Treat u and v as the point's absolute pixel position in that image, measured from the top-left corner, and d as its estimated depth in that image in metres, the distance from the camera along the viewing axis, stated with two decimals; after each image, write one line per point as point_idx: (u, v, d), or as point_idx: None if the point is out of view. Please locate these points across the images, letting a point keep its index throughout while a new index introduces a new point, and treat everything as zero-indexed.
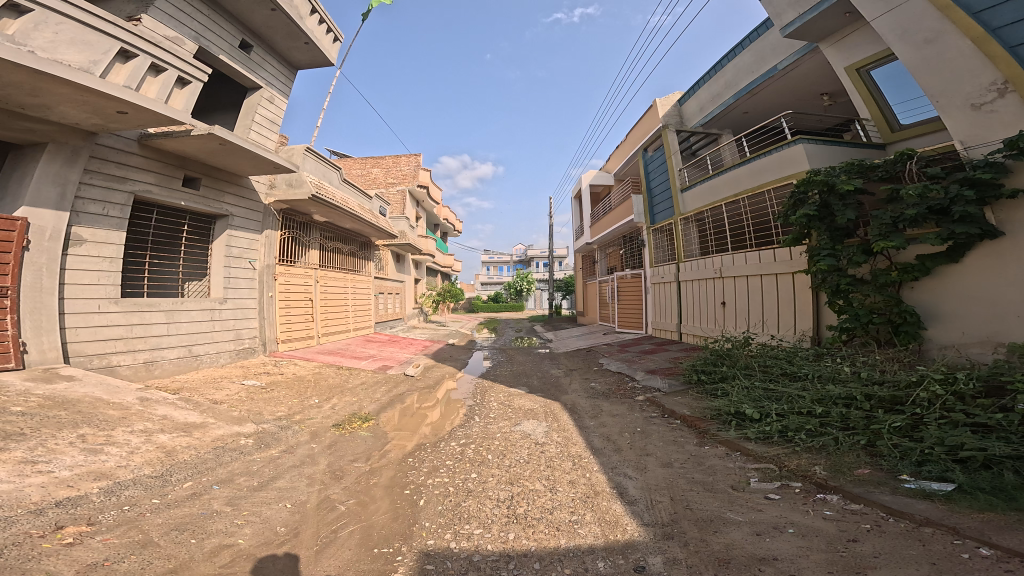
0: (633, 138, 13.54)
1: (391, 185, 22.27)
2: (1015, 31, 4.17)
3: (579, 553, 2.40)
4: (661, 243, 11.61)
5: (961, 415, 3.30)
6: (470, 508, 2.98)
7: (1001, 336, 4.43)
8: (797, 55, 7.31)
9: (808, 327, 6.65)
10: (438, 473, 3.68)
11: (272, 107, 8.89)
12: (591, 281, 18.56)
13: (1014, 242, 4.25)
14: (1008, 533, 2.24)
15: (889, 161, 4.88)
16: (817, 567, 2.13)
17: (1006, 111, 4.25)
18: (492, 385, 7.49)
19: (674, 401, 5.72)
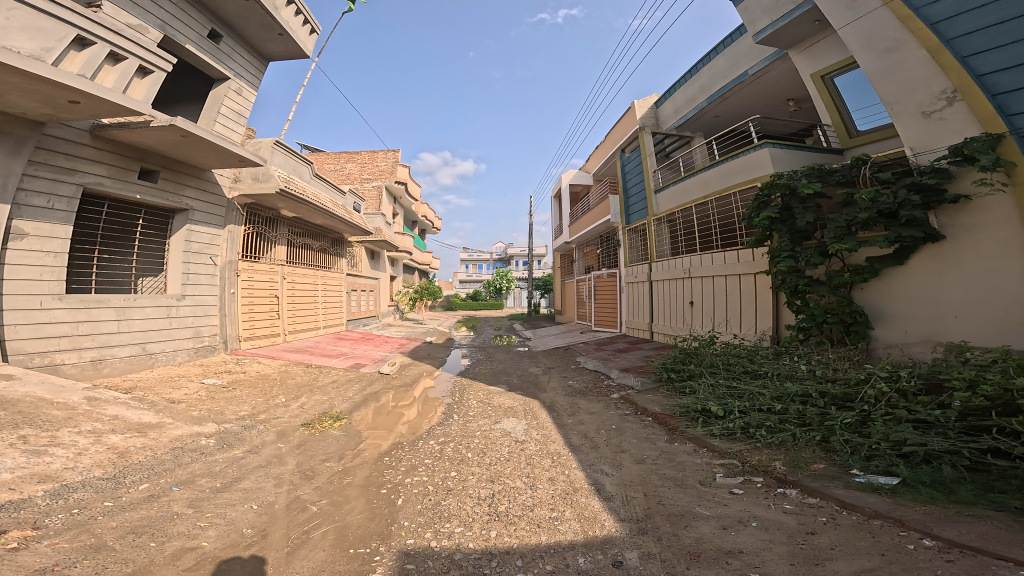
0: (611, 139, 13.79)
1: (367, 181, 21.85)
2: (966, 43, 4.45)
3: (560, 549, 2.44)
4: (635, 244, 11.85)
5: (904, 411, 3.53)
6: (450, 506, 2.98)
7: (940, 336, 4.75)
8: (766, 61, 7.63)
9: (769, 326, 6.96)
10: (415, 472, 3.64)
11: (239, 98, 8.53)
12: (569, 281, 18.78)
13: (953, 246, 4.58)
14: (948, 525, 2.42)
15: (845, 166, 5.16)
16: (780, 560, 2.24)
17: (954, 119, 4.53)
18: (470, 383, 7.48)
19: (645, 399, 5.88)
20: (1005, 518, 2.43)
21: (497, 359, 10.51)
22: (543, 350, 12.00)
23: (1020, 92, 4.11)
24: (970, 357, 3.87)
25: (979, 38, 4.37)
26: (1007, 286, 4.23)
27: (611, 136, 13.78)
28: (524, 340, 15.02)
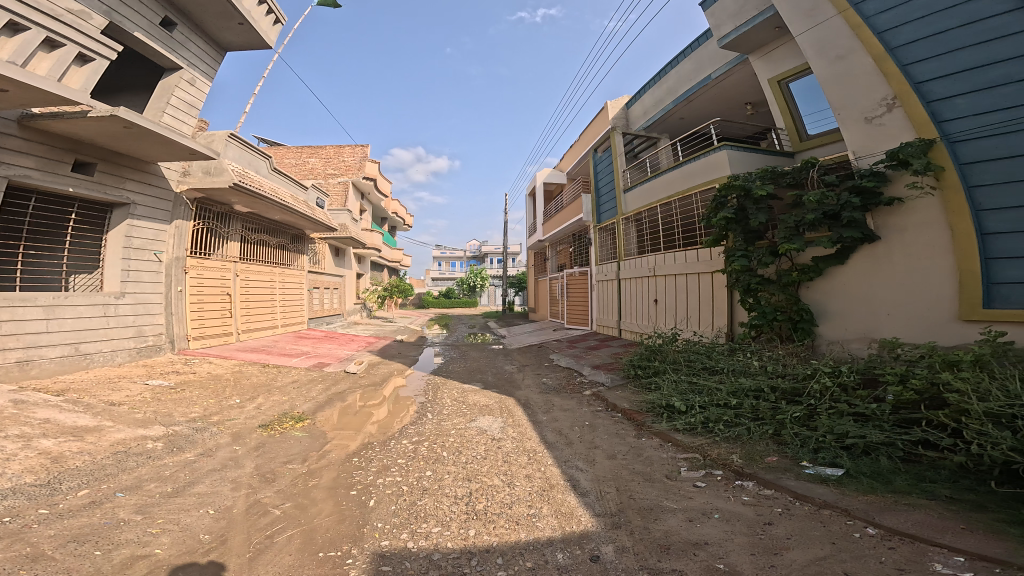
0: (585, 139, 13.99)
1: (331, 176, 21.23)
2: (908, 51, 4.73)
3: (539, 546, 2.47)
4: (605, 243, 12.08)
5: (846, 405, 3.78)
6: (426, 506, 2.96)
7: (875, 333, 5.09)
8: (730, 65, 7.94)
9: (724, 324, 7.27)
10: (387, 472, 3.59)
11: (193, 90, 8.00)
12: (543, 279, 18.91)
13: (886, 246, 4.95)
14: (887, 513, 2.63)
15: (795, 169, 5.50)
16: (741, 550, 2.38)
17: (893, 125, 4.83)
18: (444, 381, 7.42)
19: (616, 395, 6.03)
20: (936, 506, 2.66)
21: (472, 357, 10.47)
22: (517, 347, 12.06)
23: (951, 100, 4.45)
24: (900, 352, 4.20)
25: (919, 47, 4.65)
26: (933, 284, 4.59)
27: (584, 136, 13.99)
28: (498, 337, 15.02)
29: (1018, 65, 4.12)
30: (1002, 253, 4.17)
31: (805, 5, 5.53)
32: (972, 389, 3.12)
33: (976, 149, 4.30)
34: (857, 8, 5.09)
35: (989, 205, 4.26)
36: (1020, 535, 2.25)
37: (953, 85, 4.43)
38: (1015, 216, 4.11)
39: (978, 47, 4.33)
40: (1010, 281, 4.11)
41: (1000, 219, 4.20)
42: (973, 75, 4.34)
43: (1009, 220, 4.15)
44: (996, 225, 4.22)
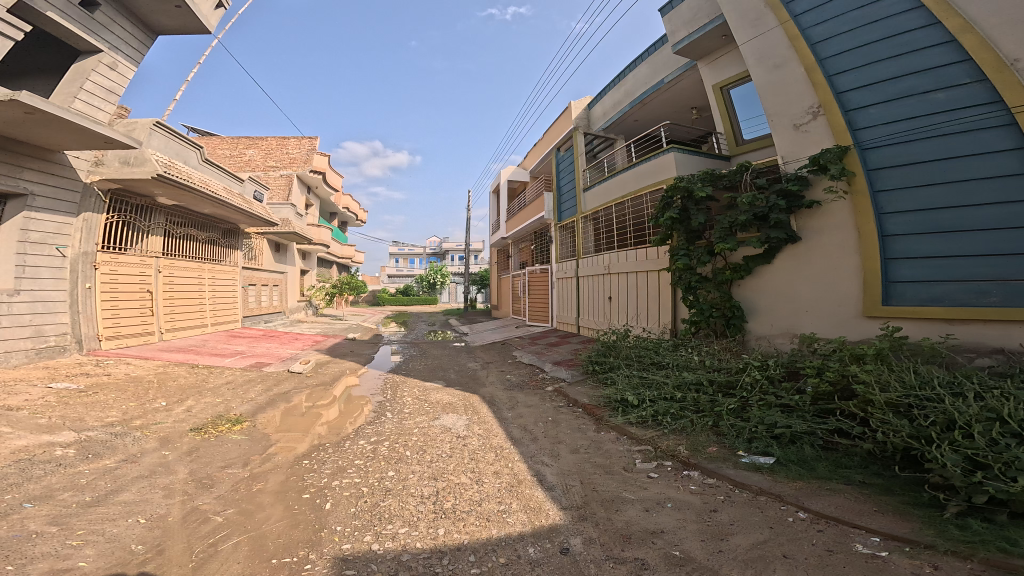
0: (548, 138, 14.18)
1: (272, 169, 20.08)
2: (834, 62, 5.15)
3: (511, 541, 2.50)
4: (565, 241, 12.30)
5: (774, 397, 4.11)
6: (391, 507, 2.89)
7: (796, 328, 5.48)
8: (678, 72, 8.36)
9: (669, 320, 7.63)
10: (343, 474, 3.47)
11: (112, 75, 7.21)
12: (505, 276, 18.96)
13: (806, 246, 5.37)
14: (813, 497, 2.90)
15: (731, 172, 5.88)
16: (692, 536, 2.53)
17: (817, 131, 5.21)
18: (404, 380, 7.27)
19: (576, 391, 6.18)
20: (852, 490, 2.97)
21: (433, 354, 10.33)
22: (480, 345, 12.03)
23: (865, 109, 4.88)
24: (818, 347, 4.62)
25: (844, 60, 5.08)
26: (843, 283, 5.03)
27: (548, 135, 14.17)
28: (460, 335, 14.91)
29: (919, 79, 4.58)
30: (900, 254, 4.63)
31: (750, 13, 5.84)
32: (875, 380, 3.52)
33: (882, 156, 4.74)
34: (795, 21, 5.47)
35: (890, 208, 4.69)
36: (922, 514, 2.56)
37: (868, 96, 4.87)
38: (912, 220, 4.57)
39: (890, 61, 4.77)
40: (905, 280, 4.58)
41: (899, 221, 4.64)
42: (884, 87, 4.77)
43: (906, 223, 4.60)
44: (896, 227, 4.66)
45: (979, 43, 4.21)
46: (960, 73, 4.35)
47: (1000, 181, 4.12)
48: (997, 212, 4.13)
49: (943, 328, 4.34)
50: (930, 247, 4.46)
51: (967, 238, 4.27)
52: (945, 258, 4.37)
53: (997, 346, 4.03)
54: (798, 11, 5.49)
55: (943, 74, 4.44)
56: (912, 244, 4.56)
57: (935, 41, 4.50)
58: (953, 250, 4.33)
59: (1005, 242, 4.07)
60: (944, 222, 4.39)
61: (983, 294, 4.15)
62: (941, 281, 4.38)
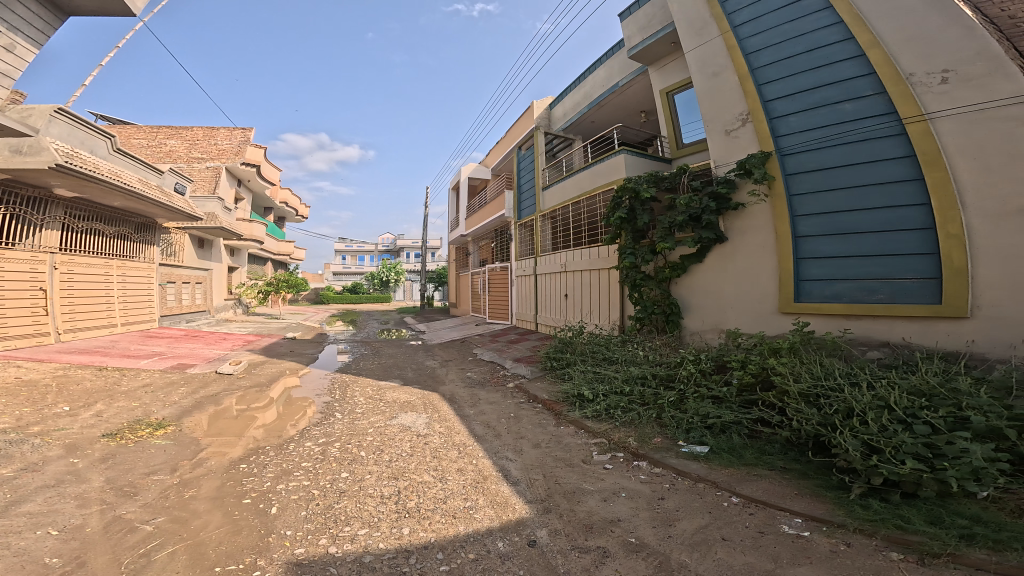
0: (510, 137, 14.22)
1: (197, 161, 18.46)
2: (766, 72, 5.51)
3: (479, 537, 2.50)
4: (524, 239, 12.39)
5: (706, 389, 4.41)
6: (348, 509, 2.79)
7: (722, 324, 5.88)
8: (631, 76, 8.70)
9: (618, 317, 7.94)
10: (288, 477, 3.29)
11: (8, 57, 5.91)
12: (464, 274, 18.80)
13: (732, 246, 5.76)
14: (744, 483, 3.14)
15: (671, 175, 6.21)
16: (644, 523, 2.66)
17: (744, 137, 5.60)
18: (353, 379, 7.00)
19: (536, 386, 6.27)
20: (775, 475, 3.24)
21: (385, 353, 10.03)
22: (438, 343, 11.82)
23: (787, 118, 5.29)
24: (740, 341, 5.10)
25: (772, 70, 5.46)
26: (761, 281, 5.46)
27: (510, 134, 14.20)
28: (416, 333, 14.59)
29: (833, 91, 4.98)
30: (810, 254, 5.10)
31: (695, 22, 6.14)
32: (790, 372, 3.89)
33: (798, 162, 5.19)
34: (735, 31, 5.79)
35: (803, 211, 5.15)
36: (833, 496, 2.83)
37: (790, 106, 5.28)
38: (820, 222, 5.04)
39: (811, 73, 5.15)
40: (813, 278, 5.06)
41: (810, 223, 5.11)
42: (805, 97, 5.17)
43: (815, 225, 5.07)
44: (807, 228, 5.13)
45: (883, 58, 4.62)
46: (865, 85, 4.76)
47: (891, 187, 4.57)
48: (887, 216, 4.60)
49: (843, 323, 4.83)
50: (833, 248, 4.94)
51: (862, 240, 4.76)
52: (845, 258, 4.86)
53: (883, 339, 4.55)
54: (738, 22, 5.79)
55: (851, 85, 4.84)
56: (820, 244, 5.05)
57: (848, 54, 4.89)
58: (852, 250, 4.82)
59: (893, 244, 4.56)
60: (846, 225, 4.86)
61: (873, 291, 4.66)
62: (841, 279, 4.87)
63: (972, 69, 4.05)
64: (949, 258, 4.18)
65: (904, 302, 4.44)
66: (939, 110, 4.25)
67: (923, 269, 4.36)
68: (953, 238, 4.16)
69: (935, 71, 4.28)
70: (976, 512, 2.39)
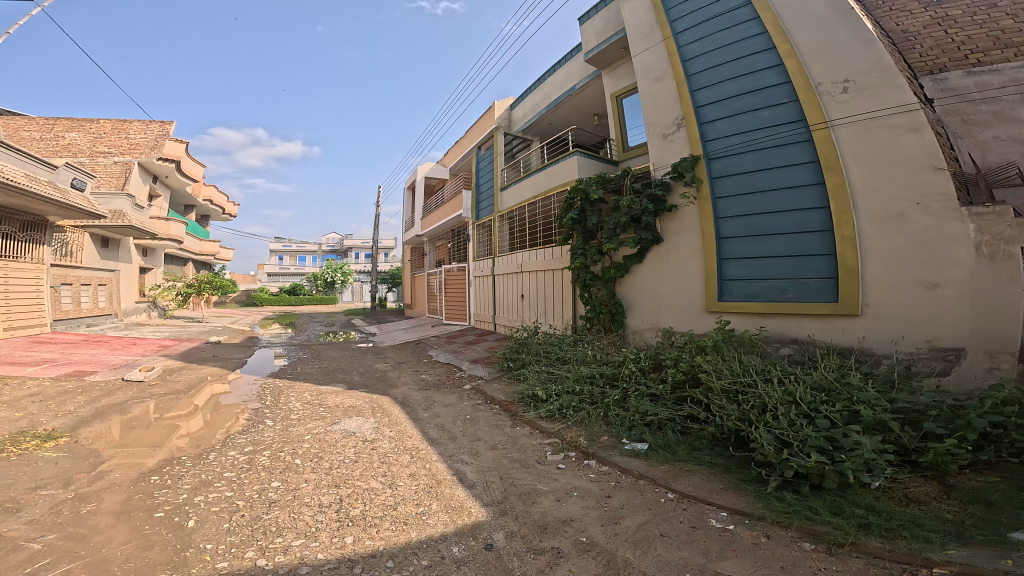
0: (469, 137, 14.12)
1: (102, 155, 16.46)
2: (700, 78, 5.85)
3: (433, 542, 2.42)
4: (482, 239, 12.32)
5: (645, 388, 4.60)
6: (279, 519, 2.58)
7: (659, 323, 6.17)
8: (587, 79, 8.93)
9: (570, 316, 8.12)
10: (208, 488, 3.00)
11: None
12: (419, 274, 18.35)
13: (669, 247, 6.05)
14: (679, 478, 3.29)
15: (617, 176, 6.43)
16: (595, 522, 2.71)
17: (680, 141, 5.94)
18: (288, 385, 6.55)
19: (492, 388, 6.22)
20: (704, 469, 3.42)
21: (328, 357, 9.50)
22: (391, 345, 11.46)
23: (716, 123, 5.66)
24: (674, 340, 5.38)
25: (704, 76, 5.80)
26: (693, 282, 5.79)
27: (469, 134, 14.09)
28: (366, 335, 14.00)
29: (755, 98, 5.37)
30: (732, 255, 5.48)
31: (643, 28, 6.43)
32: (715, 370, 4.17)
33: (722, 166, 5.57)
34: (676, 37, 6.11)
35: (726, 213, 5.53)
36: (753, 489, 3.02)
37: (717, 111, 5.65)
38: (740, 224, 5.44)
39: (738, 80, 5.52)
40: (734, 278, 5.44)
41: (732, 225, 5.49)
42: (733, 103, 5.54)
43: (736, 226, 5.46)
44: (729, 230, 5.51)
45: (797, 68, 5.07)
46: (781, 93, 5.19)
47: (798, 192, 5.02)
48: (795, 219, 5.04)
49: (759, 322, 5.24)
50: (750, 249, 5.34)
51: (774, 241, 5.18)
52: (760, 258, 5.27)
53: (793, 336, 5.00)
54: (680, 29, 6.12)
55: (770, 93, 5.26)
56: (739, 245, 5.44)
57: (769, 63, 5.30)
58: (766, 251, 5.24)
59: (800, 246, 5.01)
60: (761, 227, 5.27)
61: (783, 290, 5.09)
62: (757, 280, 5.28)
63: (868, 80, 4.60)
64: (844, 258, 4.65)
65: (809, 301, 4.89)
66: (840, 118, 4.75)
67: (822, 269, 4.83)
68: (847, 240, 4.66)
69: (839, 82, 4.79)
70: (870, 502, 2.67)
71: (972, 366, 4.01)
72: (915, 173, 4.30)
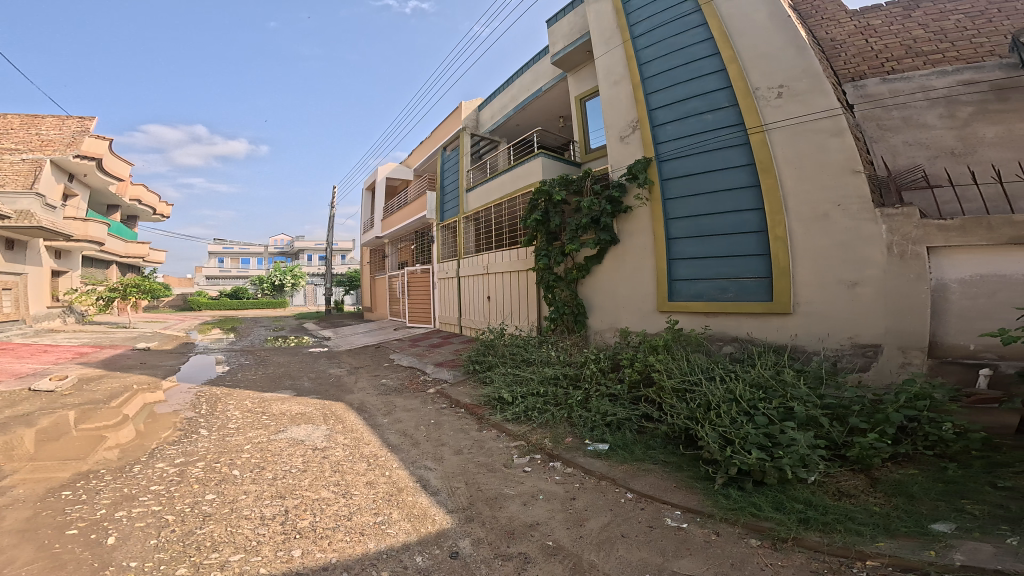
0: (435, 137, 13.93)
1: (7, 148, 14.70)
2: (654, 82, 6.10)
3: (394, 552, 2.31)
4: (448, 241, 12.15)
5: (605, 388, 4.67)
6: (215, 533, 2.38)
7: (618, 323, 6.34)
8: (553, 81, 9.06)
9: (536, 318, 8.16)
10: (132, 503, 2.71)
11: None
12: (380, 277, 17.81)
13: (626, 249, 6.23)
14: (637, 478, 3.35)
15: (578, 177, 6.57)
16: (560, 525, 2.69)
17: (635, 143, 6.18)
18: (228, 393, 6.08)
19: (457, 391, 6.10)
20: (659, 468, 3.50)
21: (276, 363, 8.94)
22: (347, 349, 10.97)
23: (668, 125, 5.91)
24: (630, 340, 5.53)
25: (657, 80, 6.05)
26: (648, 283, 6.00)
27: (435, 134, 13.89)
28: (321, 340, 13.35)
29: (701, 101, 5.64)
30: (681, 256, 5.73)
31: (605, 32, 6.66)
32: (668, 370, 4.32)
33: (672, 167, 5.82)
34: (634, 41, 6.34)
35: (675, 214, 5.79)
36: (702, 486, 3.12)
37: (669, 114, 5.91)
38: (687, 225, 5.70)
39: (687, 84, 5.78)
40: (683, 278, 5.70)
41: (680, 226, 5.74)
42: (682, 106, 5.79)
43: (684, 228, 5.72)
44: (678, 231, 5.77)
45: (738, 73, 5.37)
46: (723, 97, 5.48)
47: (737, 193, 5.31)
48: (734, 219, 5.33)
49: (704, 321, 5.50)
50: (696, 249, 5.60)
51: (717, 242, 5.45)
52: (705, 258, 5.53)
53: (733, 335, 5.28)
54: (638, 33, 6.34)
55: (713, 98, 5.54)
56: (687, 246, 5.69)
57: (714, 67, 5.58)
58: (708, 252, 5.51)
59: (739, 246, 5.29)
60: (705, 227, 5.54)
61: (724, 290, 5.37)
62: (702, 280, 5.54)
63: (799, 86, 4.95)
64: (777, 259, 4.97)
65: (745, 300, 5.20)
66: (775, 122, 5.09)
67: (758, 269, 5.14)
68: (780, 241, 4.97)
69: (774, 87, 5.12)
70: (807, 497, 2.82)
71: (887, 361, 4.36)
72: (837, 175, 4.68)
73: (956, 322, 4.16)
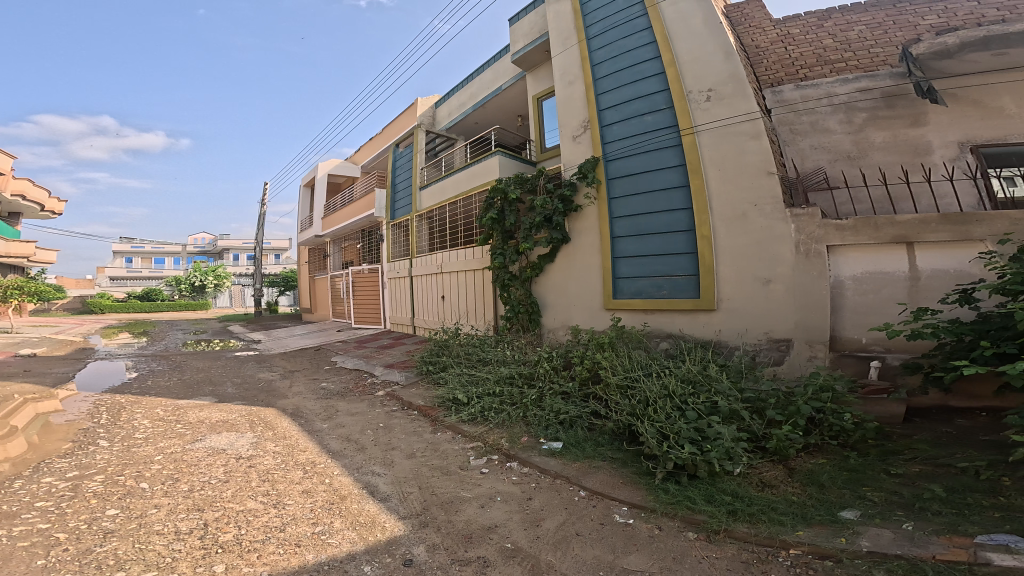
0: (386, 133, 13.46)
1: None
2: (603, 83, 6.33)
3: (338, 563, 2.14)
4: (398, 239, 11.76)
5: (558, 386, 4.70)
6: (118, 551, 2.08)
7: (569, 321, 6.46)
8: (513, 80, 9.11)
9: (492, 317, 8.13)
10: (9, 522, 2.30)
11: None
12: (322, 278, 16.84)
13: (577, 248, 6.37)
14: (588, 475, 3.38)
15: (533, 176, 6.63)
16: (517, 526, 2.64)
17: (585, 142, 6.39)
18: (135, 401, 5.38)
19: (408, 393, 5.88)
20: (607, 466, 3.55)
21: (196, 368, 8.08)
22: (282, 353, 10.20)
23: (614, 125, 6.15)
24: (580, 338, 5.64)
25: (609, 80, 6.28)
26: (596, 282, 6.18)
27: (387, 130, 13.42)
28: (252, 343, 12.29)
29: (643, 103, 5.92)
30: (624, 255, 5.95)
31: (563, 32, 6.85)
32: (614, 367, 4.43)
33: (617, 167, 6.06)
34: (588, 42, 6.55)
35: (617, 214, 6.03)
36: (646, 482, 3.20)
37: (615, 115, 6.15)
38: (628, 225, 5.94)
39: (633, 86, 6.04)
40: (625, 276, 5.93)
41: (623, 226, 5.97)
42: (627, 107, 6.05)
43: (626, 228, 5.96)
44: (621, 231, 5.99)
45: (674, 77, 5.67)
46: (661, 100, 5.78)
47: (672, 193, 5.61)
48: (669, 219, 5.63)
49: (643, 318, 5.77)
50: (637, 248, 5.84)
51: (653, 241, 5.73)
52: (644, 257, 5.80)
53: (668, 331, 5.59)
54: (592, 35, 6.56)
55: (653, 100, 5.83)
56: (629, 245, 5.93)
57: (655, 71, 5.87)
58: (646, 251, 5.78)
59: (673, 245, 5.60)
60: (643, 228, 5.81)
61: (659, 288, 5.66)
62: (642, 279, 5.80)
63: (725, 90, 5.31)
64: (702, 258, 5.32)
65: (678, 298, 5.52)
66: (704, 124, 5.42)
67: (687, 267, 5.47)
68: (706, 241, 5.32)
69: (704, 91, 5.46)
70: (735, 489, 2.96)
71: (797, 355, 4.77)
72: (754, 177, 5.05)
73: (849, 317, 4.61)
